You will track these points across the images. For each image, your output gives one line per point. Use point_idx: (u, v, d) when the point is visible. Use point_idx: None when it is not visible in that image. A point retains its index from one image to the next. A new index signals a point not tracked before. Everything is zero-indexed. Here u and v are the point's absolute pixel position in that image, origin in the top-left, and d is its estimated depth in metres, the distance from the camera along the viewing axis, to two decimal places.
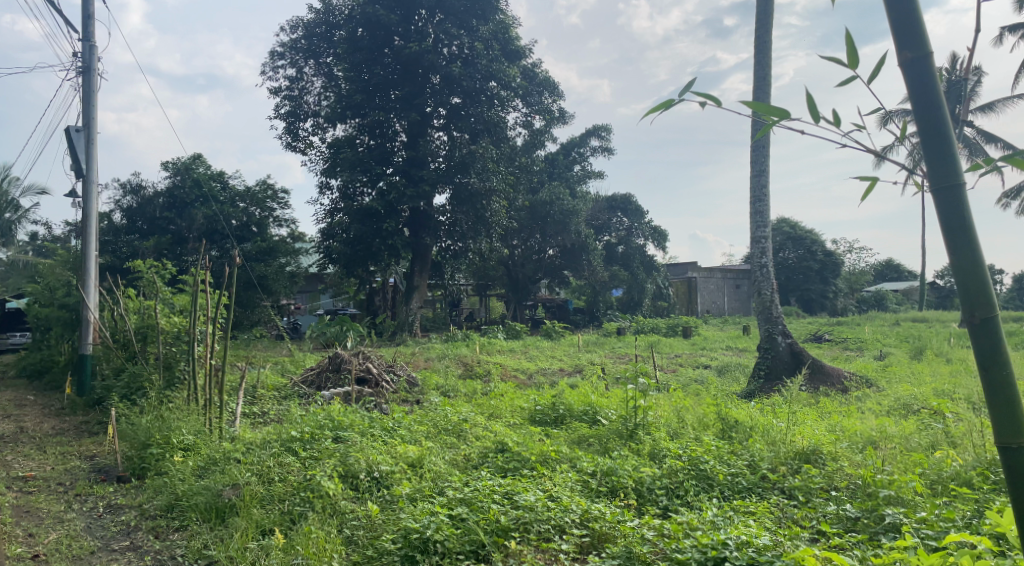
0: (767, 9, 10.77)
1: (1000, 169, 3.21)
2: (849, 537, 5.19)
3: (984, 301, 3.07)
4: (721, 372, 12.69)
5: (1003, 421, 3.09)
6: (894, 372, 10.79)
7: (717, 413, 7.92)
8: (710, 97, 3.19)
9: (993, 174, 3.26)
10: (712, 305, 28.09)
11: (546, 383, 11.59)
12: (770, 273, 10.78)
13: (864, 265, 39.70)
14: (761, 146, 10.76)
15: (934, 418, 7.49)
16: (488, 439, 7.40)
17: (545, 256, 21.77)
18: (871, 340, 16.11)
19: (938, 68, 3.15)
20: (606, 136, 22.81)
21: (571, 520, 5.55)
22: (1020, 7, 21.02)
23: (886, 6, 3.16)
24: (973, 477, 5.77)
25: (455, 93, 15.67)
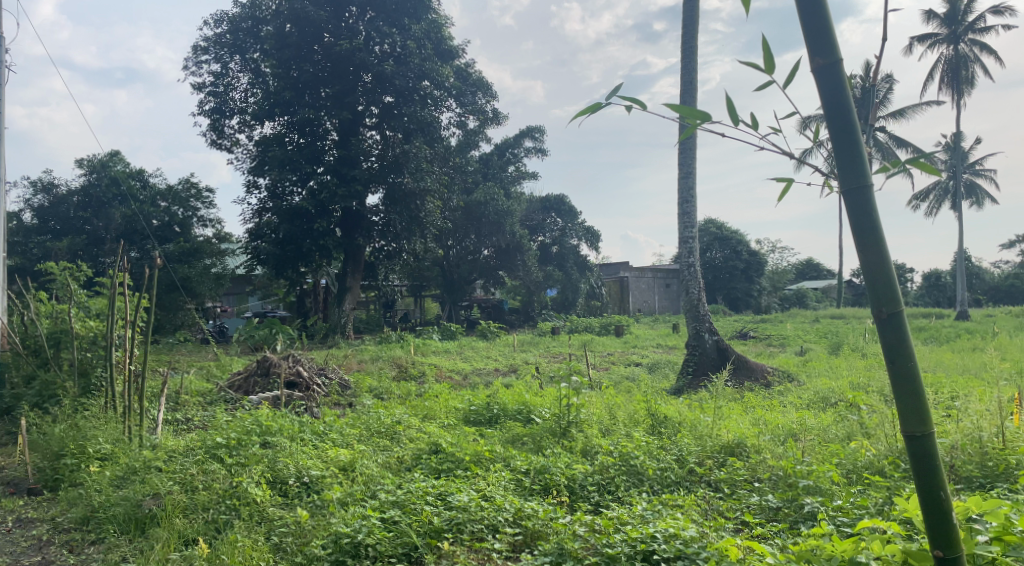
0: (692, 14, 10.95)
1: (906, 171, 3.30)
2: (771, 527, 5.32)
3: (891, 297, 3.15)
4: (652, 369, 12.81)
5: (909, 411, 3.16)
6: (814, 367, 11.10)
7: (647, 409, 8.00)
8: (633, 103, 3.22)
9: (899, 175, 3.35)
10: (643, 305, 28.46)
11: (481, 383, 11.54)
12: (697, 272, 10.93)
13: (786, 265, 40.81)
14: (688, 148, 10.92)
15: (851, 409, 7.70)
16: (421, 440, 7.32)
17: (479, 256, 21.68)
18: (794, 336, 16.55)
19: (848, 73, 3.22)
20: (540, 137, 22.89)
21: (505, 519, 5.53)
22: (929, 17, 21.85)
23: (799, 11, 3.22)
24: (884, 466, 5.95)
25: (388, 91, 15.54)
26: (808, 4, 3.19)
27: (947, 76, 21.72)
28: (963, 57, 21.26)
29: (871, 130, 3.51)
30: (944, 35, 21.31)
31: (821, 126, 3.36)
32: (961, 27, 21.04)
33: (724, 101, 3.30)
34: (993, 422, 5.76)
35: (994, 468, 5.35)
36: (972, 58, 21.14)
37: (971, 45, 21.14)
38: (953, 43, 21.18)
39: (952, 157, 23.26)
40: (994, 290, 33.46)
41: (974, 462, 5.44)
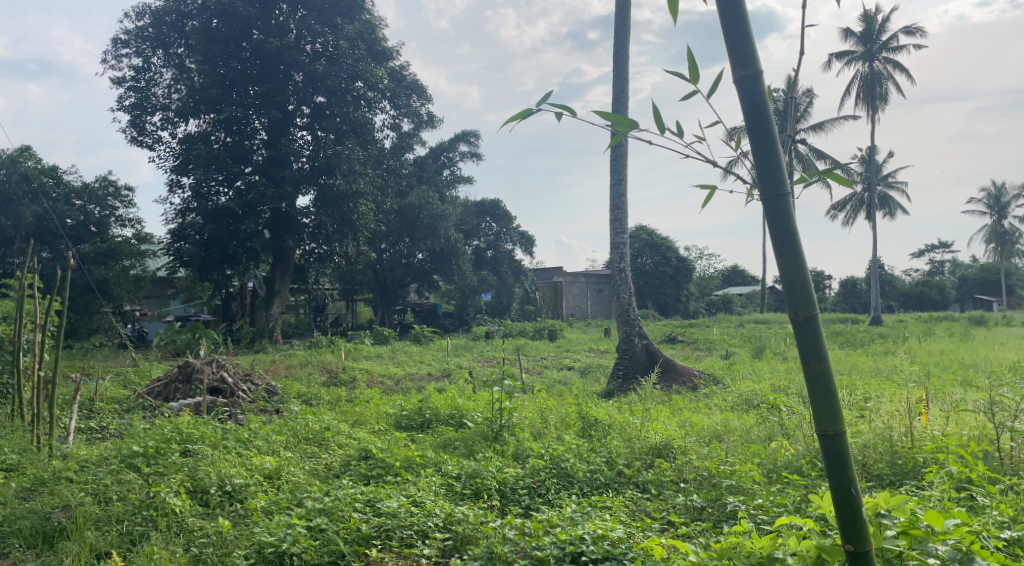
0: (624, 24, 11.10)
1: (823, 181, 3.38)
2: (695, 526, 5.38)
3: (807, 301, 3.22)
4: (583, 373, 12.91)
5: (822, 410, 3.22)
6: (739, 370, 11.35)
7: (578, 412, 8.03)
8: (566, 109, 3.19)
9: (817, 184, 3.42)
10: (576, 310, 28.69)
11: (412, 388, 11.47)
12: (628, 278, 11.06)
13: (713, 271, 41.71)
14: (619, 155, 11.06)
15: (772, 410, 7.89)
16: (350, 446, 7.23)
17: (413, 260, 21.45)
18: (720, 341, 16.88)
19: (768, 85, 3.28)
20: (475, 142, 22.87)
21: (434, 524, 5.49)
22: (846, 34, 22.57)
23: (722, 23, 3.27)
24: (803, 465, 6.10)
25: (320, 91, 15.30)
26: (729, 16, 3.24)
27: (863, 92, 22.48)
28: (878, 74, 22.06)
29: (789, 140, 3.59)
30: (860, 53, 22.06)
31: (744, 136, 3.41)
32: (876, 45, 21.90)
33: (651, 110, 3.32)
34: (902, 423, 5.96)
35: (902, 466, 5.55)
36: (886, 76, 21.97)
37: (884, 63, 21.90)
38: (868, 60, 22.01)
39: (868, 169, 24.15)
40: (906, 296, 34.81)
41: (884, 461, 5.62)
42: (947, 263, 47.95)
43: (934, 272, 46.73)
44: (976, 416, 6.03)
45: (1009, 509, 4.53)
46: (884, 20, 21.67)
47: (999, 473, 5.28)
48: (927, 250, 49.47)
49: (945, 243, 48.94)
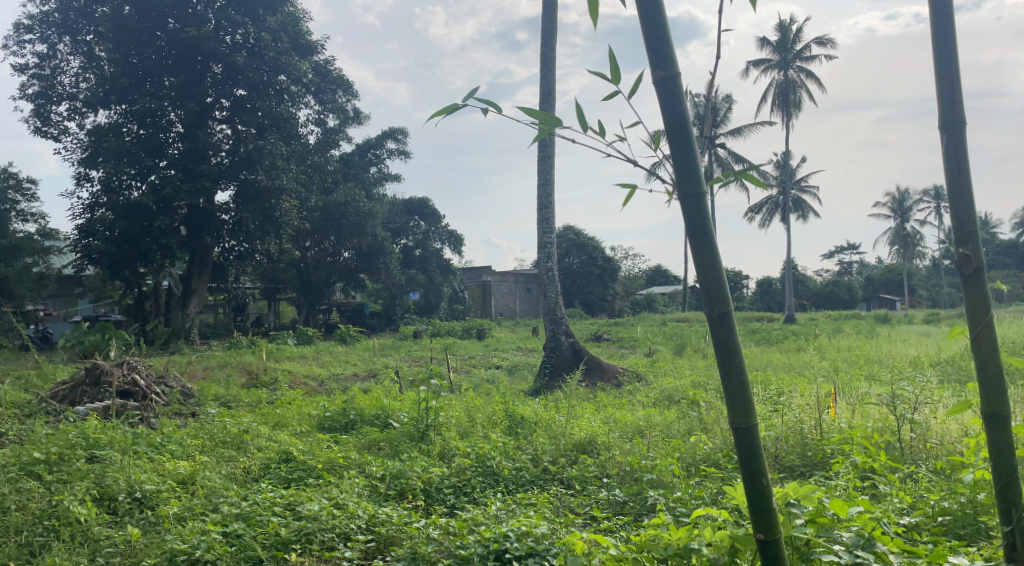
0: (551, 25, 11.16)
1: (739, 183, 3.42)
2: (617, 520, 5.42)
3: (722, 298, 3.25)
4: (511, 372, 12.92)
5: (735, 404, 3.26)
6: (661, 367, 11.56)
7: (505, 411, 8.04)
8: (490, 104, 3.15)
9: (733, 186, 3.46)
10: (504, 309, 28.79)
11: (336, 389, 11.31)
12: (555, 277, 11.13)
13: (637, 271, 42.43)
14: (547, 156, 11.11)
15: (692, 405, 8.05)
16: (270, 449, 7.07)
17: (339, 259, 21.02)
18: (643, 338, 17.18)
19: (685, 86, 3.31)
20: (402, 139, 22.69)
21: (357, 527, 5.42)
22: (764, 42, 23.20)
23: (641, 24, 3.29)
24: (720, 458, 6.24)
25: (239, 84, 14.97)
26: (649, 17, 3.26)
27: (778, 99, 23.16)
28: (792, 82, 22.72)
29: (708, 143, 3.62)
30: (775, 61, 22.70)
31: (663, 138, 3.42)
32: (790, 54, 22.50)
33: (575, 108, 3.24)
34: (812, 416, 6.21)
35: (812, 457, 5.71)
36: (800, 83, 22.67)
37: (799, 72, 22.61)
38: (783, 69, 22.58)
39: (783, 173, 24.87)
40: (817, 295, 36.05)
41: (795, 453, 5.79)
42: (855, 264, 49.91)
43: (844, 272, 48.58)
44: (879, 408, 6.26)
45: (911, 496, 4.73)
46: (799, 30, 22.35)
47: (902, 462, 5.47)
48: (837, 251, 51.34)
49: (853, 245, 50.86)
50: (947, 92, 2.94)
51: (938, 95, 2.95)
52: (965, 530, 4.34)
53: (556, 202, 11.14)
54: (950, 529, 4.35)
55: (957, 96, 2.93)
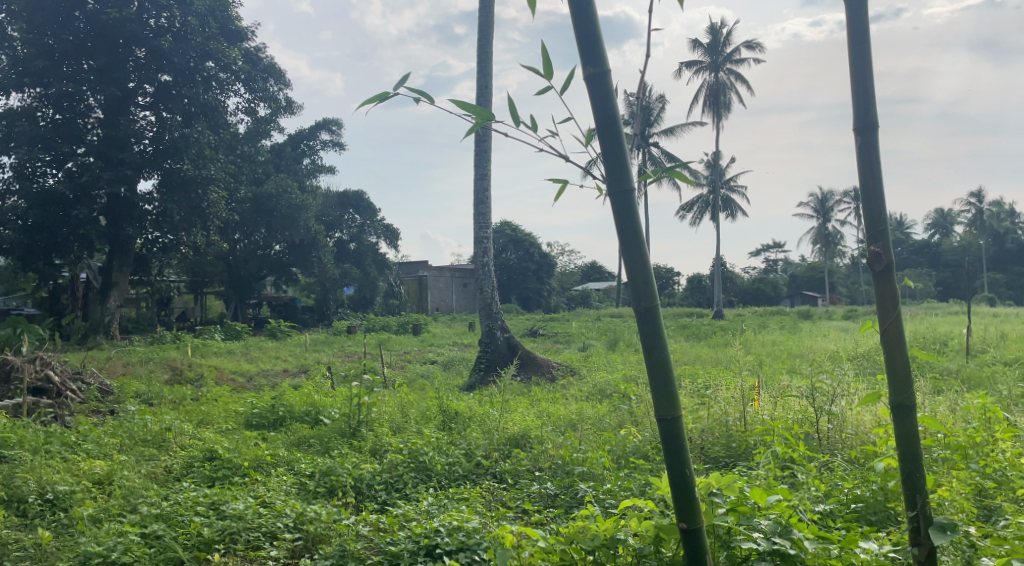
0: (488, 19, 11.10)
1: (670, 180, 3.42)
2: (548, 513, 5.39)
3: (649, 293, 3.25)
4: (446, 367, 12.85)
5: (661, 395, 3.26)
6: (595, 361, 11.64)
7: (439, 405, 7.99)
8: (423, 95, 3.11)
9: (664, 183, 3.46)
10: (440, 303, 28.69)
11: (265, 385, 11.08)
12: (491, 272, 11.09)
13: (571, 266, 42.77)
14: (483, 150, 11.06)
15: (623, 399, 8.12)
16: (193, 447, 6.87)
17: (270, 252, 20.55)
18: (578, 333, 17.30)
19: (615, 83, 3.30)
20: (337, 131, 22.34)
21: (284, 525, 5.30)
22: (697, 43, 23.55)
23: (573, 20, 3.26)
24: (649, 451, 6.30)
25: (164, 69, 14.46)
26: (580, 14, 3.24)
27: (709, 100, 23.56)
28: (722, 84, 23.13)
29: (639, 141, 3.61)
30: (707, 63, 23.07)
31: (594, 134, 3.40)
32: (721, 56, 22.92)
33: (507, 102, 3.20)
34: (737, 408, 6.32)
35: (736, 448, 5.82)
36: (730, 85, 23.10)
37: (729, 73, 23.03)
38: (714, 71, 22.96)
39: (713, 172, 25.34)
40: (745, 291, 36.93)
41: (720, 444, 5.89)
42: (781, 261, 51.27)
43: (768, 270, 49.90)
44: (800, 401, 6.42)
45: (825, 483, 4.84)
46: (729, 33, 22.77)
47: (820, 453, 5.61)
48: (764, 248, 52.61)
49: (779, 243, 52.23)
50: (862, 95, 2.99)
51: (854, 98, 3.00)
52: (876, 516, 4.53)
53: (492, 197, 11.11)
54: (862, 515, 4.53)
55: (873, 101, 2.99)
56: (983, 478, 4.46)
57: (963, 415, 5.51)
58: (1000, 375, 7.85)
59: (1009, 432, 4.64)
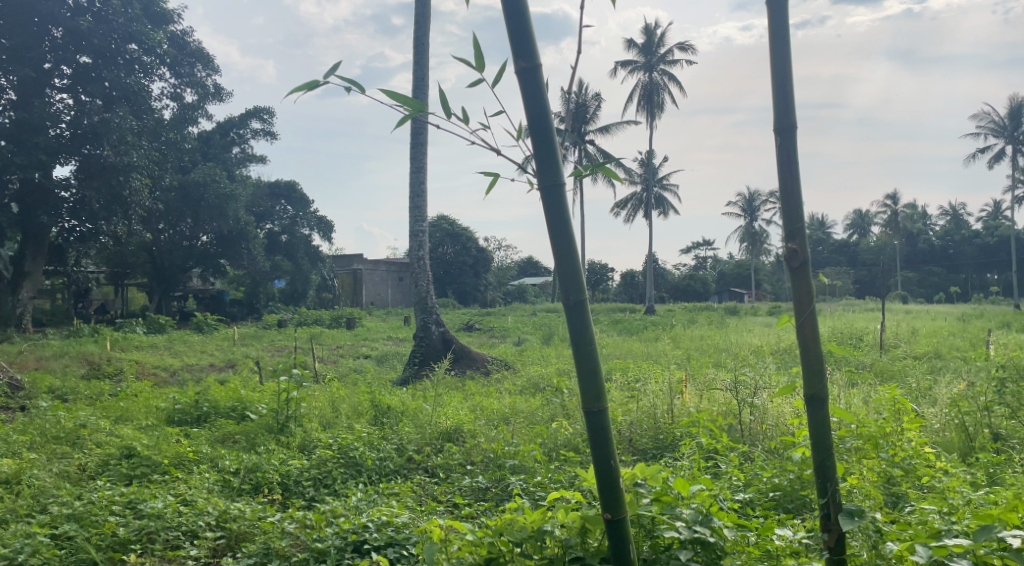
0: (425, 10, 10.99)
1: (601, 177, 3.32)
2: (478, 507, 5.31)
3: (578, 288, 3.15)
4: (380, 362, 12.70)
5: (588, 388, 3.16)
6: (529, 355, 11.66)
7: (370, 400, 7.90)
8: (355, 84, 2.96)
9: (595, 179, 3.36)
10: (375, 297, 28.40)
11: (190, 380, 10.78)
12: (426, 266, 10.99)
13: (506, 261, 42.90)
14: (420, 143, 10.94)
15: (556, 393, 8.13)
16: (110, 445, 6.61)
17: (196, 243, 19.85)
18: (513, 328, 17.31)
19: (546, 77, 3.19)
20: (268, 119, 21.85)
21: (206, 524, 5.13)
22: (632, 43, 23.79)
23: (504, 12, 3.14)
24: (580, 443, 6.33)
25: (83, 50, 13.98)
26: (511, 6, 3.12)
27: (643, 99, 23.83)
28: (655, 84, 23.42)
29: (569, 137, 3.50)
30: (641, 63, 23.33)
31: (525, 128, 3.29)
32: (654, 57, 23.20)
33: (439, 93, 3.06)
34: (665, 401, 6.40)
35: (663, 439, 5.89)
36: (663, 86, 23.40)
37: (663, 74, 23.35)
38: (648, 71, 23.23)
39: (647, 171, 25.68)
40: (675, 288, 37.57)
41: (647, 436, 5.94)
42: (711, 258, 52.34)
43: (698, 266, 50.90)
44: (724, 393, 6.54)
45: (745, 474, 4.97)
46: (663, 34, 23.07)
47: (741, 443, 5.73)
48: (695, 246, 53.60)
49: (709, 240, 53.29)
50: (782, 97, 3.02)
51: (775, 99, 3.03)
52: (792, 504, 4.61)
53: (428, 190, 11.02)
54: (779, 503, 4.61)
55: (791, 101, 3.02)
56: (890, 466, 4.58)
57: (874, 407, 5.66)
58: (910, 368, 8.14)
59: (914, 422, 4.79)
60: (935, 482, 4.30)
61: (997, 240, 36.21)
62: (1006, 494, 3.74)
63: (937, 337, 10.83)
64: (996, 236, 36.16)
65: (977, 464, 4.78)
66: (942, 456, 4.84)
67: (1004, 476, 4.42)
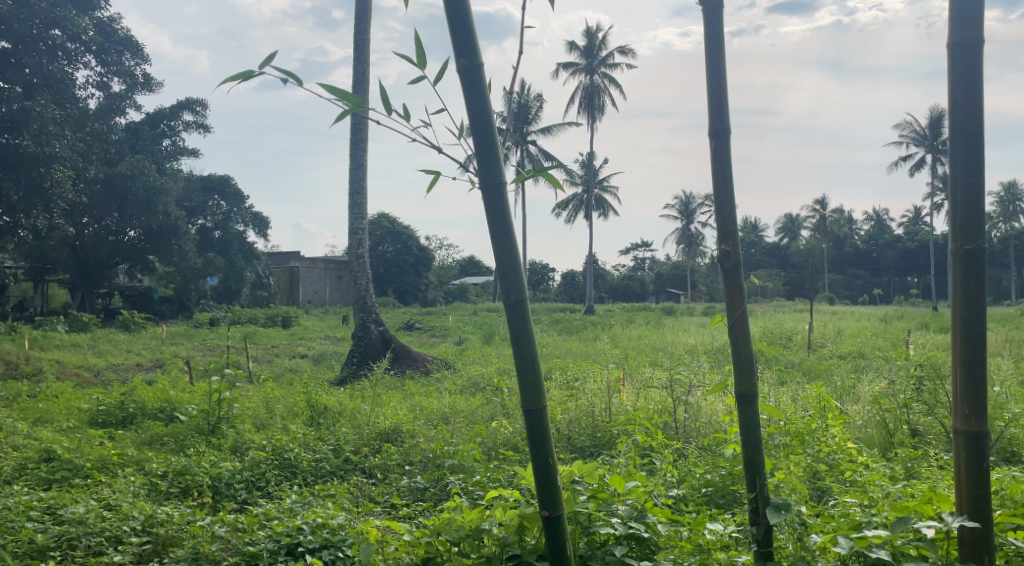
0: (365, 4, 10.83)
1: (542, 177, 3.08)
2: (416, 507, 5.20)
3: (518, 289, 2.91)
4: (317, 362, 12.48)
5: (527, 388, 2.96)
6: (469, 355, 11.59)
7: (306, 400, 7.70)
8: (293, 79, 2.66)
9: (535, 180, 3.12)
10: (312, 296, 27.98)
11: (115, 380, 10.43)
12: (365, 264, 10.83)
13: (447, 259, 42.83)
14: (359, 140, 10.77)
15: (495, 392, 8.07)
16: (30, 447, 6.34)
17: (123, 238, 19.29)
18: (454, 327, 17.22)
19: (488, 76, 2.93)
20: (201, 112, 21.32)
21: (130, 529, 4.91)
22: (574, 46, 23.93)
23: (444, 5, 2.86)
24: (519, 442, 6.29)
25: (3, 36, 13.42)
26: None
27: (583, 102, 23.97)
28: (596, 87, 23.56)
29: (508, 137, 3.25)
30: (582, 66, 23.47)
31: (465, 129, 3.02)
32: (596, 60, 23.37)
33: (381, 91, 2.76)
34: (603, 400, 6.40)
35: (601, 437, 5.87)
36: (604, 89, 23.55)
37: (603, 77, 23.53)
38: (589, 74, 23.40)
39: (588, 172, 25.86)
40: (614, 288, 37.99)
41: (585, 434, 5.92)
42: (649, 259, 53.07)
43: (637, 267, 51.57)
44: (660, 392, 6.59)
45: (679, 470, 4.98)
46: (604, 38, 23.26)
47: (675, 440, 5.72)
48: (634, 247, 54.30)
49: (647, 242, 54.06)
50: (715, 99, 3.00)
51: (709, 103, 3.00)
52: (723, 499, 4.63)
53: (368, 188, 10.86)
54: (711, 498, 4.63)
55: (724, 104, 3.00)
56: (817, 461, 4.64)
57: (801, 404, 5.74)
58: (835, 367, 8.31)
59: (839, 420, 4.89)
60: (857, 475, 4.34)
61: (918, 244, 37.56)
62: (923, 487, 3.77)
63: (861, 337, 11.15)
64: (917, 241, 37.54)
65: (897, 459, 4.87)
66: (863, 450, 4.93)
67: (922, 470, 4.46)
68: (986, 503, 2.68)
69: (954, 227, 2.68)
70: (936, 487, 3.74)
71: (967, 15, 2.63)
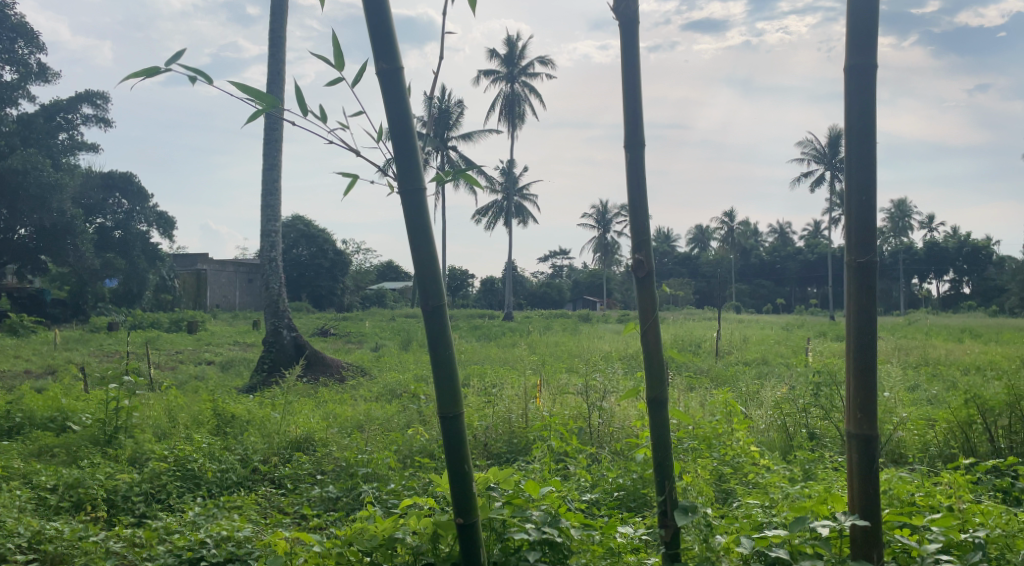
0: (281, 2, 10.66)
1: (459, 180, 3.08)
2: (328, 517, 5.14)
3: (436, 293, 2.91)
4: (225, 368, 12.16)
5: (443, 391, 2.95)
6: (385, 361, 11.49)
7: (212, 409, 7.50)
8: (202, 76, 2.62)
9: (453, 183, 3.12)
10: (221, 300, 27.28)
11: (5, 387, 9.96)
12: (278, 268, 10.62)
13: (366, 265, 42.41)
14: (273, 139, 10.58)
15: (411, 399, 8.02)
16: None
17: (11, 237, 18.58)
18: (371, 333, 17.04)
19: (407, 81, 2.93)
20: (103, 105, 20.58)
21: (15, 546, 4.67)
22: (494, 54, 24.02)
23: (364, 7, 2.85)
24: (434, 449, 6.28)
25: None
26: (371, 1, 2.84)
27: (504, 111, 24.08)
28: (516, 95, 23.72)
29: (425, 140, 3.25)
30: (503, 74, 23.59)
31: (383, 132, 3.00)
32: (516, 69, 23.52)
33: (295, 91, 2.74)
34: (519, 405, 6.45)
35: (517, 443, 5.93)
36: (524, 97, 23.75)
37: (523, 86, 23.70)
38: (510, 82, 23.54)
39: (508, 179, 26.02)
40: (532, 295, 38.23)
41: (502, 440, 5.95)
42: (568, 267, 53.64)
43: (555, 275, 52.07)
44: (575, 398, 6.67)
45: (591, 474, 5.07)
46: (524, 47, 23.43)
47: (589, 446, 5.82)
48: (553, 255, 54.80)
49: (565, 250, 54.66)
50: (630, 109, 3.07)
51: (626, 114, 3.07)
52: (634, 502, 4.73)
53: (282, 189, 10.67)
54: (622, 501, 4.72)
55: (638, 117, 3.08)
56: (722, 464, 4.79)
57: (708, 409, 5.91)
58: (740, 373, 8.58)
59: (743, 424, 5.05)
60: (759, 477, 4.50)
61: (819, 256, 38.99)
62: (819, 487, 3.93)
63: (765, 344, 11.50)
64: (817, 252, 39.06)
65: (796, 461, 5.07)
66: (766, 454, 5.11)
67: (818, 471, 4.66)
68: (874, 503, 2.82)
69: (848, 240, 2.80)
70: (832, 487, 3.91)
71: (863, 40, 2.77)
